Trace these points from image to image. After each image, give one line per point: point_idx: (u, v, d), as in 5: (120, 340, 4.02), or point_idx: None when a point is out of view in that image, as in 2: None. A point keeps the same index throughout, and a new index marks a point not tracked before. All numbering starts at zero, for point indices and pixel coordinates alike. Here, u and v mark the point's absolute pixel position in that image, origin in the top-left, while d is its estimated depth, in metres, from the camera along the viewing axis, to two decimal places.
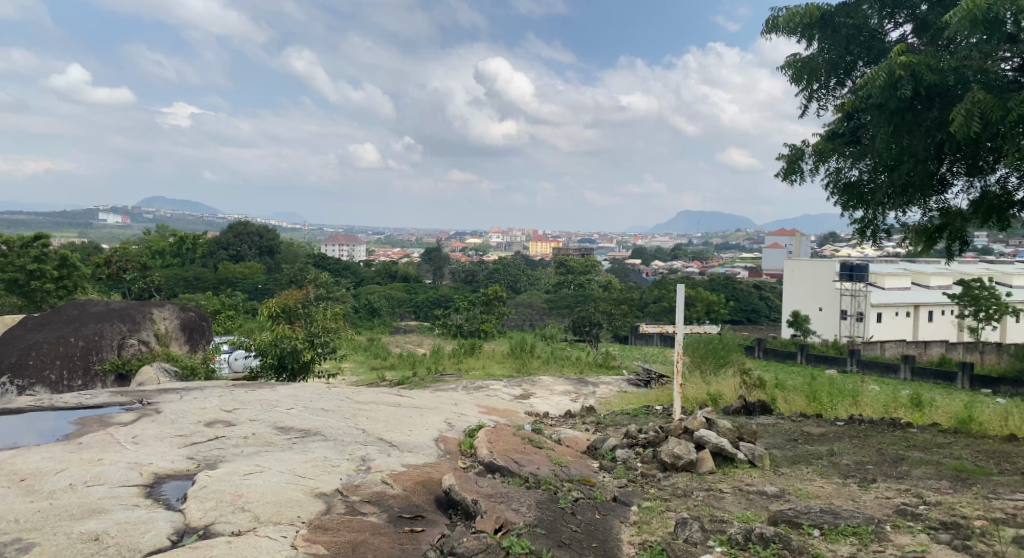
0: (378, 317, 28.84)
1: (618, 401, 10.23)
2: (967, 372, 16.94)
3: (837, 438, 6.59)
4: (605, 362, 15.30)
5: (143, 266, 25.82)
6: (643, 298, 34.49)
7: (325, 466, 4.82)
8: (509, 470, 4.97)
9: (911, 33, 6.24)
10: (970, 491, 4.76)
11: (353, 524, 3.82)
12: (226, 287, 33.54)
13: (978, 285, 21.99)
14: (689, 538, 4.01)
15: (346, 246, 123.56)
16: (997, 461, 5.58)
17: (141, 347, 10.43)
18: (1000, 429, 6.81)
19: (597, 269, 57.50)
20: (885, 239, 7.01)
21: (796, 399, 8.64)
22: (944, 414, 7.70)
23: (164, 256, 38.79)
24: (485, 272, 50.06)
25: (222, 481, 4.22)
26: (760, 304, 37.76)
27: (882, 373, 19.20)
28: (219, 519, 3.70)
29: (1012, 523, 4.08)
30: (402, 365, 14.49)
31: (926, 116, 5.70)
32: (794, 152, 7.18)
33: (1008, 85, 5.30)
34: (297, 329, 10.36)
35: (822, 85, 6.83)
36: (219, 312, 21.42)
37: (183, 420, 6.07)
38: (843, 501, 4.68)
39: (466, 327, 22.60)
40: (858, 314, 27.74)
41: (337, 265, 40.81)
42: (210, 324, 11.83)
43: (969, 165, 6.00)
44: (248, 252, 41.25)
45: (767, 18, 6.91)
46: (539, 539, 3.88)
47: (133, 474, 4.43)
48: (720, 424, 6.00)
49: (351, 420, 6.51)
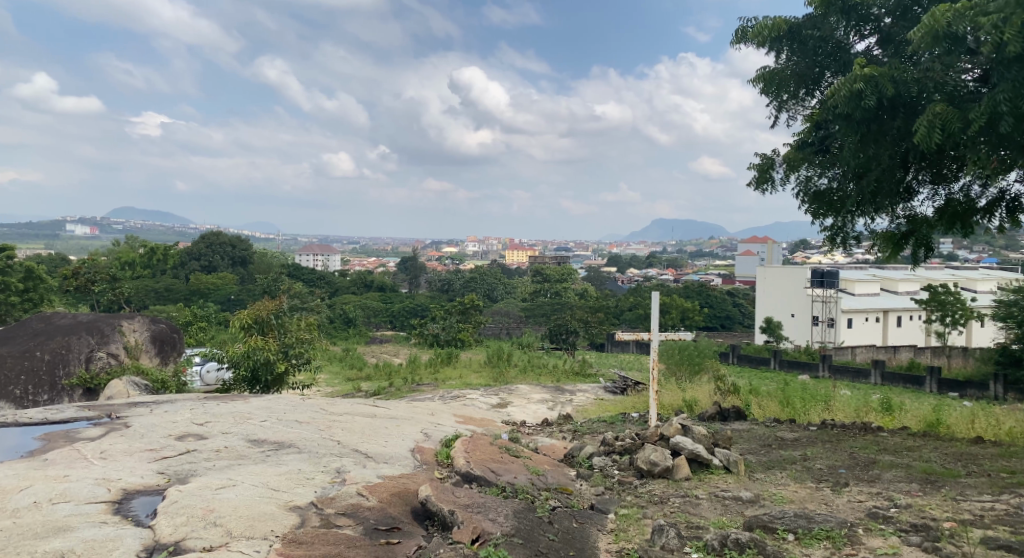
0: (354, 327, 28.63)
1: (595, 408, 10.28)
2: (934, 376, 17.28)
3: (810, 442, 6.69)
4: (581, 369, 15.36)
5: (112, 277, 25.26)
6: (618, 305, 34.65)
7: (299, 479, 4.75)
8: (486, 479, 4.96)
9: (876, 46, 6.36)
10: (939, 493, 4.86)
11: (328, 538, 3.76)
12: (199, 299, 33.01)
13: (944, 290, 22.49)
14: (666, 544, 4.00)
15: (321, 257, 122.21)
16: (964, 462, 5.71)
17: (110, 360, 10.18)
18: (968, 431, 6.98)
19: (572, 277, 57.83)
20: (855, 246, 7.14)
21: (770, 404, 8.77)
22: (913, 417, 7.84)
23: (133, 268, 38.18)
24: (462, 281, 50.06)
25: (194, 496, 4.14)
26: (734, 311, 38.23)
27: (854, 378, 19.54)
28: (190, 535, 3.62)
29: (979, 524, 4.17)
30: (378, 376, 14.37)
31: (890, 126, 5.81)
32: (765, 161, 7.29)
33: (967, 96, 5.46)
34: (270, 339, 10.23)
35: (792, 95, 6.96)
36: (190, 323, 21.12)
37: (153, 434, 5.96)
38: (817, 505, 4.74)
39: (443, 336, 22.61)
40: (829, 320, 28.27)
41: (312, 274, 40.52)
42: (182, 336, 11.62)
43: (933, 173, 6.15)
44: (220, 263, 40.53)
45: (736, 30, 7.03)
46: (516, 549, 3.86)
47: (100, 490, 4.32)
48: (696, 431, 6.01)
49: (326, 431, 6.43)
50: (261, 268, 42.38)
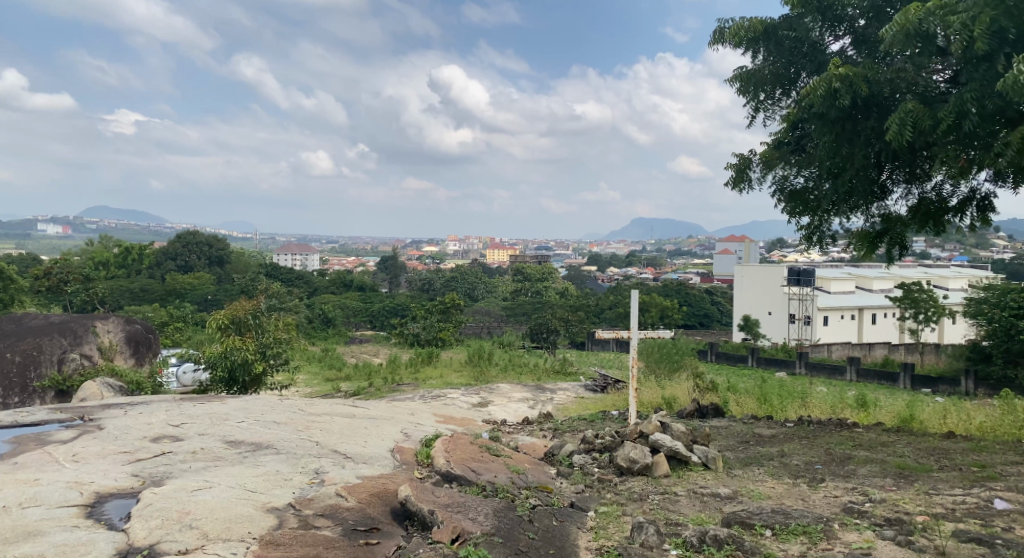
0: (333, 327, 28.44)
1: (575, 407, 10.28)
2: (908, 372, 17.57)
3: (787, 439, 6.77)
4: (562, 368, 15.39)
5: (86, 278, 24.79)
6: (599, 304, 34.77)
7: (277, 480, 4.71)
8: (466, 478, 4.96)
9: (850, 46, 6.46)
10: (912, 488, 4.94)
11: (307, 539, 3.73)
12: (175, 299, 32.53)
13: (917, 288, 22.87)
14: (645, 541, 4.03)
15: (300, 257, 120.97)
16: (936, 457, 5.82)
17: (83, 361, 10.02)
18: (939, 427, 7.10)
19: (553, 276, 57.90)
20: (830, 245, 7.21)
21: (748, 402, 8.85)
22: (887, 413, 7.98)
23: (108, 268, 37.61)
24: (442, 280, 49.96)
25: (169, 498, 4.08)
26: (712, 309, 38.59)
27: (829, 375, 19.81)
28: (164, 538, 3.56)
29: (951, 517, 4.25)
30: (357, 376, 14.26)
31: (864, 125, 5.90)
32: (742, 161, 7.36)
33: (937, 97, 5.58)
34: (248, 338, 10.10)
35: (768, 95, 7.04)
36: (166, 325, 20.84)
37: (127, 436, 5.87)
38: (794, 500, 4.80)
39: (424, 336, 22.50)
40: (805, 317, 28.66)
41: (291, 274, 40.15)
42: (158, 336, 11.45)
43: (907, 173, 6.23)
44: (197, 263, 39.94)
45: (714, 30, 7.06)
46: (495, 548, 3.86)
47: (72, 494, 4.24)
48: (675, 428, 6.05)
49: (304, 432, 6.37)
50: (239, 267, 41.84)
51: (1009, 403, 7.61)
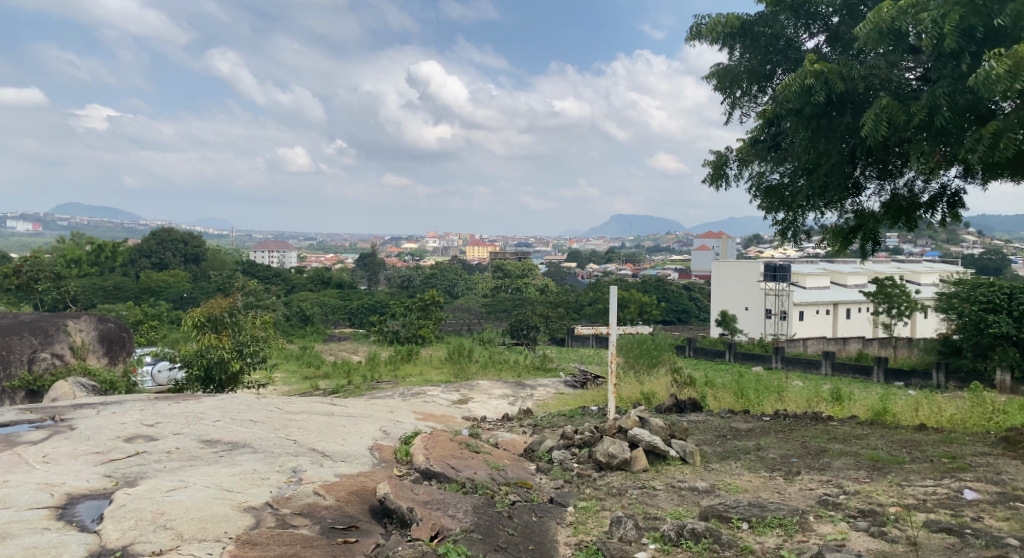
0: (311, 324, 28.18)
1: (555, 403, 10.31)
2: (882, 366, 17.91)
3: (764, 432, 6.85)
4: (542, 364, 15.44)
5: (57, 276, 24.30)
6: (578, 300, 34.90)
7: (254, 479, 4.66)
8: (445, 475, 4.95)
9: (825, 43, 6.53)
10: (885, 479, 5.03)
11: (283, 538, 3.70)
12: (150, 297, 32.03)
13: (890, 283, 23.26)
14: (623, 536, 4.06)
15: (277, 254, 119.66)
16: (908, 449, 5.93)
17: (54, 361, 9.84)
18: (912, 419, 7.24)
19: (533, 273, 58.04)
20: (805, 241, 7.28)
21: (725, 397, 8.96)
22: (861, 407, 8.12)
23: (79, 265, 36.90)
24: (422, 277, 49.83)
25: (143, 499, 4.02)
26: (690, 305, 38.95)
27: (805, 369, 20.09)
28: (139, 539, 3.51)
29: (922, 508, 4.34)
30: (336, 374, 14.17)
31: (838, 122, 5.99)
32: (718, 158, 7.42)
33: (909, 94, 5.68)
34: (224, 337, 9.97)
35: (744, 92, 7.10)
36: (140, 323, 20.53)
37: (100, 436, 5.76)
38: (770, 493, 4.87)
39: (403, 333, 22.39)
40: (781, 312, 29.04)
41: (268, 272, 39.70)
42: (131, 335, 11.26)
43: (880, 169, 6.32)
44: (172, 260, 39.35)
45: (691, 26, 7.10)
46: (475, 545, 3.85)
47: (43, 495, 4.17)
48: (653, 422, 6.10)
49: (281, 430, 6.31)
50: (215, 264, 41.30)
51: (978, 395, 7.80)
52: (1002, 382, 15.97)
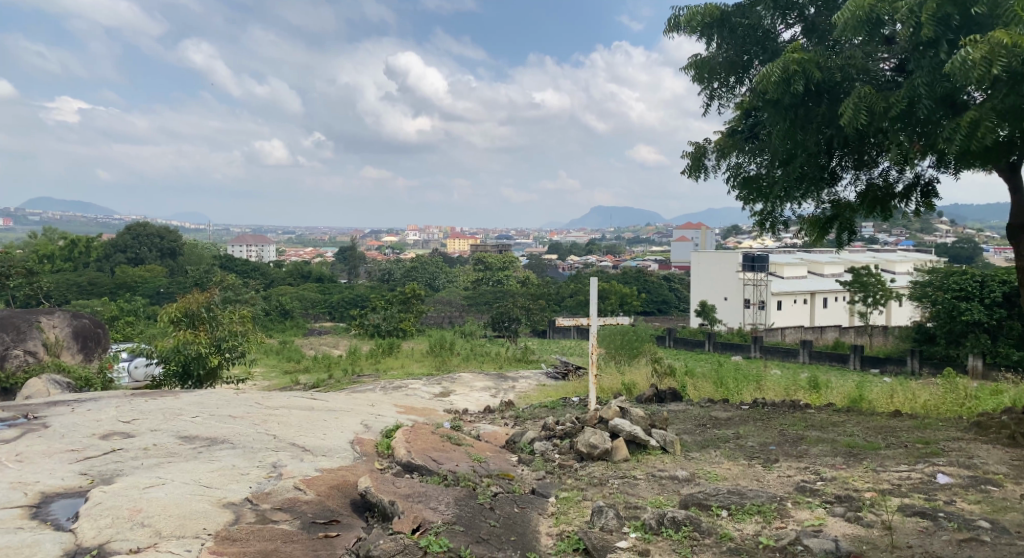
0: (291, 319, 27.98)
1: (537, 394, 10.36)
2: (858, 353, 18.21)
3: (742, 421, 6.92)
4: (524, 355, 15.48)
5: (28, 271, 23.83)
6: (560, 292, 35.02)
7: (233, 475, 4.62)
8: (427, 468, 4.94)
9: (801, 34, 6.58)
10: (861, 465, 5.12)
11: (263, 533, 3.67)
12: (125, 293, 31.58)
13: (866, 272, 23.52)
14: (604, 526, 4.09)
15: (256, 247, 119.13)
16: (884, 435, 6.04)
17: (27, 357, 9.66)
18: (887, 406, 7.38)
19: (514, 266, 58.10)
20: (782, 231, 7.32)
21: (705, 386, 9.05)
22: (838, 394, 8.24)
23: (52, 261, 36.21)
24: (403, 271, 49.66)
25: (120, 496, 3.97)
26: (670, 295, 39.29)
27: (783, 357, 20.36)
28: (115, 537, 3.46)
29: (897, 493, 4.42)
30: (316, 368, 14.10)
31: (815, 112, 6.03)
32: (697, 149, 7.44)
33: (885, 84, 5.75)
34: (202, 331, 9.82)
35: (721, 83, 7.13)
36: (115, 319, 20.20)
37: (74, 434, 5.65)
38: (750, 481, 4.92)
39: (384, 327, 22.34)
40: (760, 302, 29.50)
41: (246, 266, 39.26)
42: (107, 331, 11.08)
43: (856, 159, 6.41)
44: (148, 254, 38.71)
45: (668, 17, 7.05)
46: (457, 537, 3.85)
47: (15, 495, 4.08)
48: (633, 412, 6.15)
49: (260, 426, 6.25)
50: (192, 259, 40.75)
51: (951, 381, 7.95)
52: (974, 367, 16.18)
